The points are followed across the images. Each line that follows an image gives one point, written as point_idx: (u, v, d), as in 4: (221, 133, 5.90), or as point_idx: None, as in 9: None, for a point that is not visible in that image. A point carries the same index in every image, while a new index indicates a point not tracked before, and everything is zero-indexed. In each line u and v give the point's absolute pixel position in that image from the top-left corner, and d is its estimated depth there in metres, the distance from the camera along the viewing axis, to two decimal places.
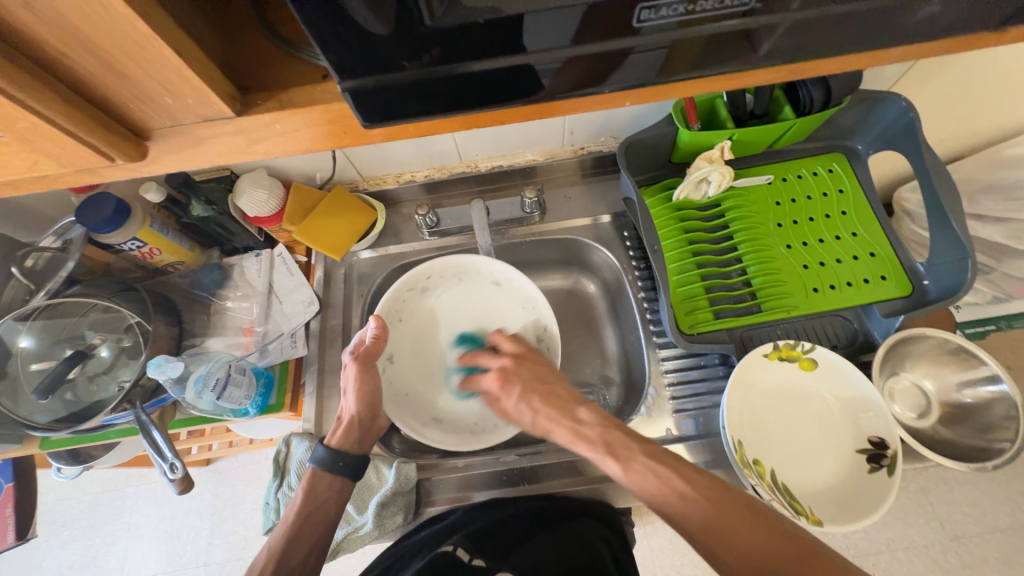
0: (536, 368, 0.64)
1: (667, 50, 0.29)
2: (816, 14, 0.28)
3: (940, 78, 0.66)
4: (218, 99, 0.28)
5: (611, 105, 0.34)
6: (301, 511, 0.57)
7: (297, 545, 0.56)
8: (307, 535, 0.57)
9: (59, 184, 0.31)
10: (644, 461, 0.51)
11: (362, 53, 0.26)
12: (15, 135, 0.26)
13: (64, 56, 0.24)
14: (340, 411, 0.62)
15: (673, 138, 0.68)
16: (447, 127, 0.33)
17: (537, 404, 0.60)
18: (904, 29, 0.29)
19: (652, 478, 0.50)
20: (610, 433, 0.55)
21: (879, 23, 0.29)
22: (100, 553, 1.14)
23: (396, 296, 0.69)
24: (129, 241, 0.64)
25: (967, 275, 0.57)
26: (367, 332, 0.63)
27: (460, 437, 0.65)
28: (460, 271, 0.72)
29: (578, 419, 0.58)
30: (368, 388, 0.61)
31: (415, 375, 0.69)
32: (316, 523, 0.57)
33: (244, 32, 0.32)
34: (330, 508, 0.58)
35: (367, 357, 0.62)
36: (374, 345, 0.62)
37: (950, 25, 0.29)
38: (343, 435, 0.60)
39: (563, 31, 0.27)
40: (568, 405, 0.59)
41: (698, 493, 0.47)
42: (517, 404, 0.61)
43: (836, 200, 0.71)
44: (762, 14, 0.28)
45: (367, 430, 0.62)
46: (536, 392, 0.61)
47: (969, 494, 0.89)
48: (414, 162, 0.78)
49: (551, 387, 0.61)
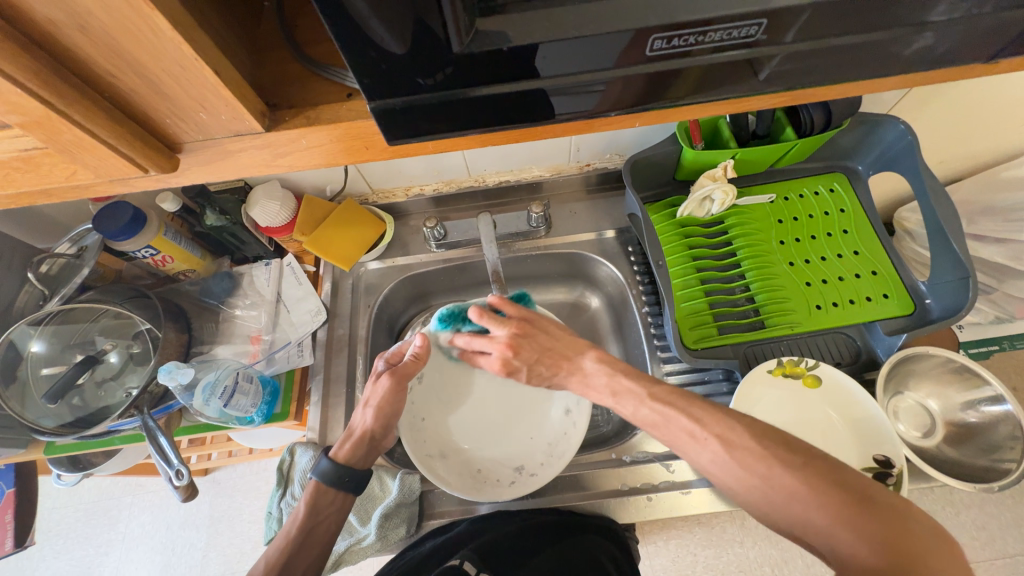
0: (541, 337, 0.58)
1: (671, 77, 0.30)
2: (812, 46, 0.30)
3: (938, 102, 0.68)
4: (250, 115, 0.29)
5: (622, 125, 0.36)
6: (302, 525, 0.52)
7: (296, 561, 0.52)
8: (304, 553, 0.52)
9: (91, 193, 0.32)
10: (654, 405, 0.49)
11: (389, 76, 0.27)
12: (59, 148, 0.27)
13: (110, 74, 0.25)
14: (354, 422, 0.59)
15: (677, 156, 0.70)
16: (462, 144, 0.35)
17: (548, 374, 0.58)
18: (897, 61, 0.31)
19: (660, 420, 0.48)
20: (617, 381, 0.53)
21: (876, 54, 0.30)
22: (94, 563, 1.12)
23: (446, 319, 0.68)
24: (143, 249, 0.66)
25: (969, 295, 0.58)
26: (409, 347, 0.62)
27: (460, 479, 0.62)
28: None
29: (586, 372, 0.56)
30: (394, 406, 0.58)
31: (436, 402, 0.67)
32: (317, 539, 0.53)
33: (273, 53, 0.34)
34: (333, 522, 0.55)
35: (402, 375, 0.59)
36: (413, 363, 0.60)
37: (943, 56, 0.31)
38: (352, 449, 0.58)
39: (578, 59, 0.28)
40: (574, 360, 0.57)
41: (708, 431, 0.45)
42: (528, 373, 0.59)
43: (837, 218, 0.72)
44: (764, 45, 0.29)
45: (375, 446, 0.60)
46: (543, 362, 0.57)
47: (975, 517, 0.88)
48: (423, 177, 0.80)
49: (556, 351, 0.58)
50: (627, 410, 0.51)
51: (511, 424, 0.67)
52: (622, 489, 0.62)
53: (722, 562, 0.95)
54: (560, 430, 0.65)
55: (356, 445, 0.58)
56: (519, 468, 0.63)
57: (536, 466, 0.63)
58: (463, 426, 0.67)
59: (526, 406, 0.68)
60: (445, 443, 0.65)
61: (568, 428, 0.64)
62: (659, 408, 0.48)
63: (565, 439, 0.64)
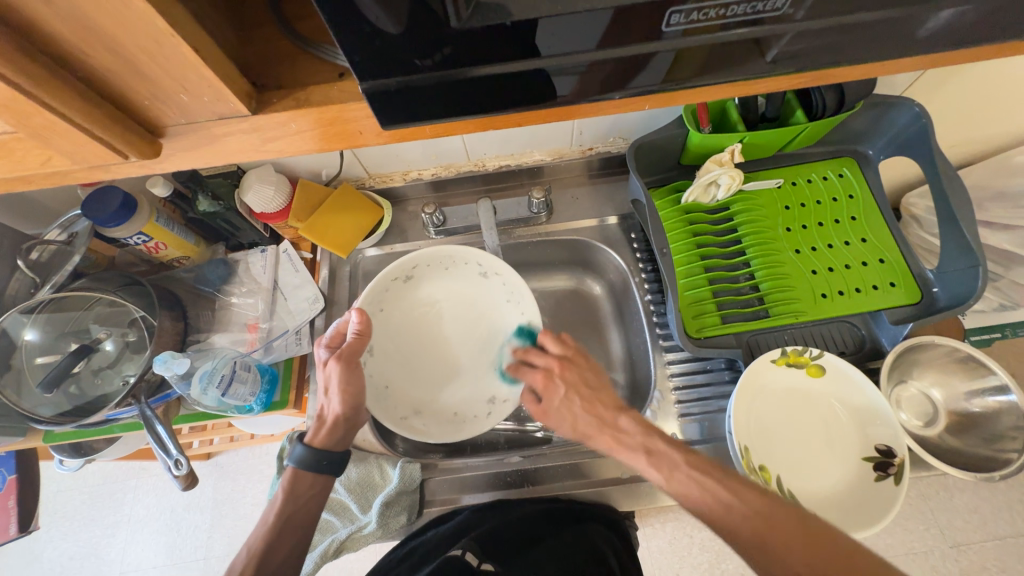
0: (587, 372, 0.56)
1: (680, 55, 0.29)
2: (827, 23, 0.28)
3: (954, 83, 0.66)
4: (235, 97, 0.28)
5: (629, 108, 0.34)
6: (281, 511, 0.53)
7: (276, 547, 0.52)
8: (287, 537, 0.53)
9: (70, 180, 0.30)
10: (688, 471, 0.46)
11: (382, 54, 0.25)
12: (29, 131, 0.25)
13: (80, 50, 0.23)
14: (322, 409, 0.58)
15: (683, 140, 0.67)
16: (460, 128, 0.33)
17: (578, 412, 0.54)
18: (914, 42, 0.29)
19: (697, 488, 0.45)
20: (652, 441, 0.50)
21: (892, 32, 0.28)
22: (100, 544, 1.14)
23: (379, 286, 0.65)
24: (135, 235, 0.64)
25: (978, 284, 0.57)
26: (348, 324, 0.58)
27: (441, 430, 0.64)
28: (448, 262, 0.68)
29: (620, 428, 0.52)
30: (353, 385, 0.56)
31: (396, 366, 0.66)
32: (298, 524, 0.53)
33: (260, 30, 0.32)
34: (314, 507, 0.55)
35: (349, 356, 0.56)
36: (357, 342, 0.56)
37: (965, 36, 0.29)
38: (327, 434, 0.57)
39: (581, 35, 0.27)
40: (611, 413, 0.53)
41: (747, 508, 0.42)
42: (560, 408, 0.55)
43: (846, 205, 0.70)
44: (775, 22, 0.27)
45: (351, 428, 0.58)
46: (581, 398, 0.54)
47: (970, 502, 0.89)
48: (421, 161, 0.77)
49: (595, 393, 0.55)
50: (660, 473, 0.48)
51: (472, 360, 0.68)
52: (624, 478, 0.62)
53: (718, 543, 0.96)
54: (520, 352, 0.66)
55: (331, 428, 0.57)
56: (491, 399, 0.66)
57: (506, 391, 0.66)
58: (428, 378, 0.67)
59: (482, 339, 0.68)
60: (414, 400, 0.65)
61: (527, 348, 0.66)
62: (693, 475, 0.46)
63: None
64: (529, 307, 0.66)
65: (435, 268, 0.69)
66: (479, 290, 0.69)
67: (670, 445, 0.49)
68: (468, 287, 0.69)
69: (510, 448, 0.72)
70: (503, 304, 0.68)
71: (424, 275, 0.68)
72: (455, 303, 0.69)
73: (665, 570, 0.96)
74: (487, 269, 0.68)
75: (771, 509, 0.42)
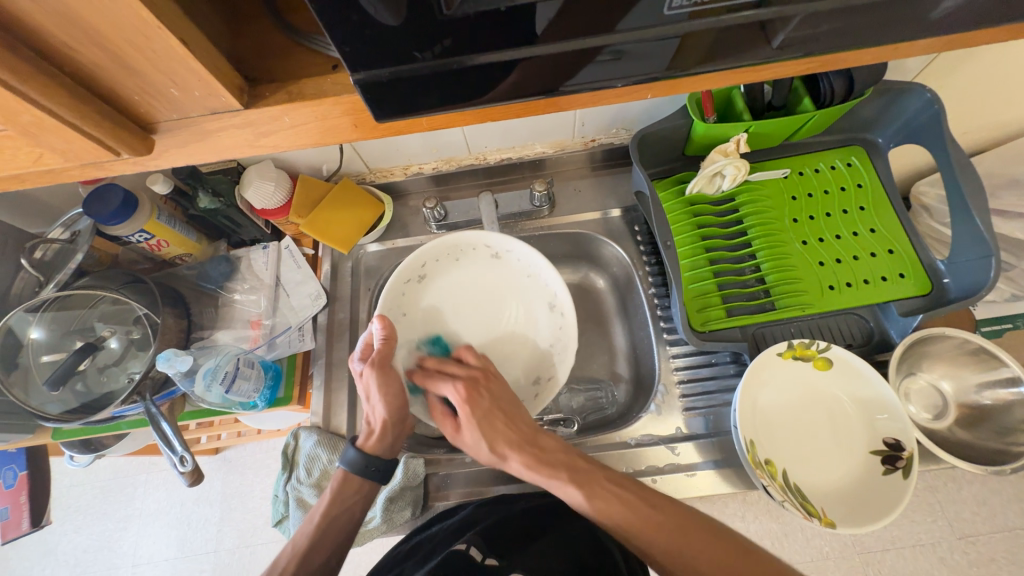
0: (505, 390, 0.59)
1: (684, 42, 0.28)
2: (836, 5, 0.27)
3: (968, 67, 0.64)
4: (226, 91, 0.27)
5: (631, 97, 0.33)
6: (329, 510, 0.53)
7: (318, 547, 0.53)
8: (330, 537, 0.53)
9: (64, 178, 0.30)
10: (611, 488, 0.50)
11: (375, 44, 0.25)
12: (19, 129, 0.25)
13: (65, 44, 0.23)
14: (368, 417, 0.58)
15: (687, 130, 0.66)
16: (459, 121, 0.32)
17: (499, 429, 0.55)
18: (925, 24, 0.28)
19: (618, 505, 0.48)
20: (573, 457, 0.53)
21: (903, 12, 0.27)
22: (113, 537, 1.16)
23: (394, 291, 0.65)
24: (136, 233, 0.64)
25: (990, 275, 0.56)
26: (373, 334, 0.59)
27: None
28: (457, 252, 0.68)
29: (540, 445, 0.54)
30: (392, 389, 0.56)
31: None
32: (343, 525, 0.54)
33: (252, 22, 0.31)
34: (359, 509, 0.55)
35: (381, 361, 0.57)
36: (386, 348, 0.57)
37: (977, 17, 0.28)
38: (378, 440, 0.57)
39: (579, 21, 0.26)
40: (531, 432, 0.55)
41: (663, 518, 0.47)
42: (477, 421, 0.55)
43: (854, 195, 0.69)
44: (781, 4, 0.26)
45: (400, 432, 0.58)
46: (502, 412, 0.56)
47: (979, 494, 0.88)
48: (422, 154, 0.76)
49: (510, 408, 0.57)
50: (582, 492, 0.50)
51: (504, 342, 0.67)
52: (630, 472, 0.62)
53: None
54: (553, 325, 0.67)
55: (379, 435, 0.57)
56: (537, 378, 0.66)
57: (549, 368, 0.66)
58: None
59: (509, 321, 0.68)
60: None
61: (560, 320, 0.66)
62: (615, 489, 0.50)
63: (562, 333, 0.66)
64: (553, 276, 0.66)
65: (445, 261, 0.68)
66: (494, 273, 0.69)
67: (588, 464, 0.53)
68: (481, 272, 0.69)
69: None
70: (521, 281, 0.69)
71: (436, 271, 0.68)
72: (474, 289, 0.69)
73: None
74: (497, 250, 0.68)
75: (687, 523, 0.47)
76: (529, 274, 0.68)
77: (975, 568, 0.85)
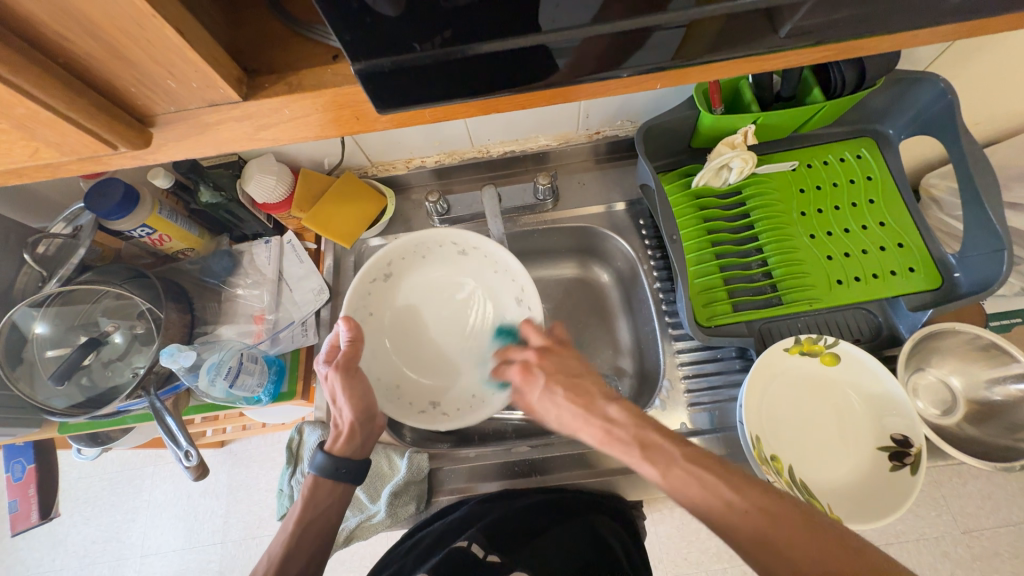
0: (566, 360, 0.56)
1: (691, 30, 0.27)
2: None
3: (982, 57, 0.62)
4: (224, 83, 0.26)
5: (636, 88, 0.32)
6: (301, 517, 0.54)
7: (297, 554, 0.53)
8: (307, 543, 0.54)
9: (62, 172, 0.30)
10: (684, 465, 0.45)
11: (375, 33, 0.24)
12: (14, 123, 0.25)
13: (58, 35, 0.22)
14: (336, 420, 0.58)
15: (693, 122, 0.65)
16: (461, 113, 0.32)
17: (562, 401, 0.53)
18: (939, 10, 0.27)
19: (695, 485, 0.43)
20: (645, 433, 0.48)
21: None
22: (121, 529, 1.17)
23: (360, 292, 0.64)
24: (139, 228, 0.64)
25: (1003, 269, 0.55)
26: (339, 337, 0.57)
27: (461, 413, 0.63)
28: (423, 250, 0.67)
29: (608, 418, 0.50)
30: (358, 393, 0.56)
31: (401, 365, 0.66)
32: (318, 530, 0.54)
33: (250, 12, 0.31)
34: (333, 513, 0.56)
35: (347, 364, 0.56)
36: (352, 350, 0.56)
37: (993, 4, 0.27)
38: (346, 443, 0.57)
39: (583, 10, 0.25)
40: (600, 402, 0.52)
41: (747, 503, 0.41)
42: (540, 399, 0.55)
43: (864, 187, 0.68)
44: None
45: (370, 432, 0.59)
46: (561, 384, 0.54)
47: (983, 488, 0.87)
48: (424, 148, 0.76)
49: (578, 377, 0.55)
50: (655, 469, 0.46)
51: (471, 339, 0.68)
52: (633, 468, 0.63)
53: None
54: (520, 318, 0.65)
55: (346, 437, 0.57)
56: None
57: None
58: (432, 366, 0.67)
59: (476, 318, 0.69)
60: (429, 392, 0.65)
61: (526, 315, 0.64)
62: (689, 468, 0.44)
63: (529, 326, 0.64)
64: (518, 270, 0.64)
65: (413, 261, 0.68)
66: (459, 270, 0.70)
67: (664, 439, 0.47)
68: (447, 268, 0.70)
69: (516, 436, 0.72)
70: (486, 276, 0.69)
71: (402, 270, 0.68)
72: (439, 287, 0.70)
73: (673, 555, 0.97)
74: (464, 247, 0.67)
75: (772, 504, 0.40)
76: (495, 270, 0.68)
77: (978, 562, 0.85)
